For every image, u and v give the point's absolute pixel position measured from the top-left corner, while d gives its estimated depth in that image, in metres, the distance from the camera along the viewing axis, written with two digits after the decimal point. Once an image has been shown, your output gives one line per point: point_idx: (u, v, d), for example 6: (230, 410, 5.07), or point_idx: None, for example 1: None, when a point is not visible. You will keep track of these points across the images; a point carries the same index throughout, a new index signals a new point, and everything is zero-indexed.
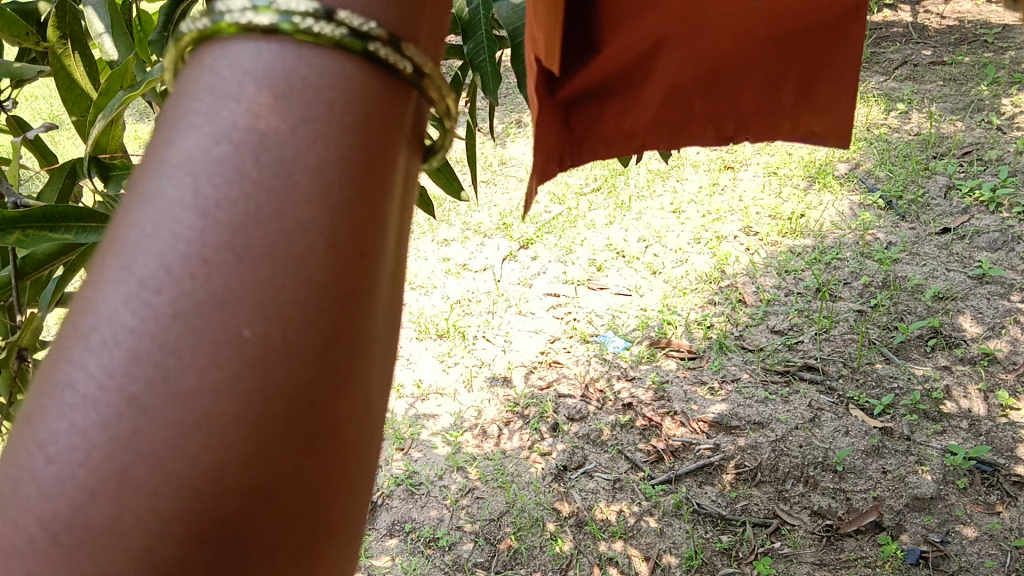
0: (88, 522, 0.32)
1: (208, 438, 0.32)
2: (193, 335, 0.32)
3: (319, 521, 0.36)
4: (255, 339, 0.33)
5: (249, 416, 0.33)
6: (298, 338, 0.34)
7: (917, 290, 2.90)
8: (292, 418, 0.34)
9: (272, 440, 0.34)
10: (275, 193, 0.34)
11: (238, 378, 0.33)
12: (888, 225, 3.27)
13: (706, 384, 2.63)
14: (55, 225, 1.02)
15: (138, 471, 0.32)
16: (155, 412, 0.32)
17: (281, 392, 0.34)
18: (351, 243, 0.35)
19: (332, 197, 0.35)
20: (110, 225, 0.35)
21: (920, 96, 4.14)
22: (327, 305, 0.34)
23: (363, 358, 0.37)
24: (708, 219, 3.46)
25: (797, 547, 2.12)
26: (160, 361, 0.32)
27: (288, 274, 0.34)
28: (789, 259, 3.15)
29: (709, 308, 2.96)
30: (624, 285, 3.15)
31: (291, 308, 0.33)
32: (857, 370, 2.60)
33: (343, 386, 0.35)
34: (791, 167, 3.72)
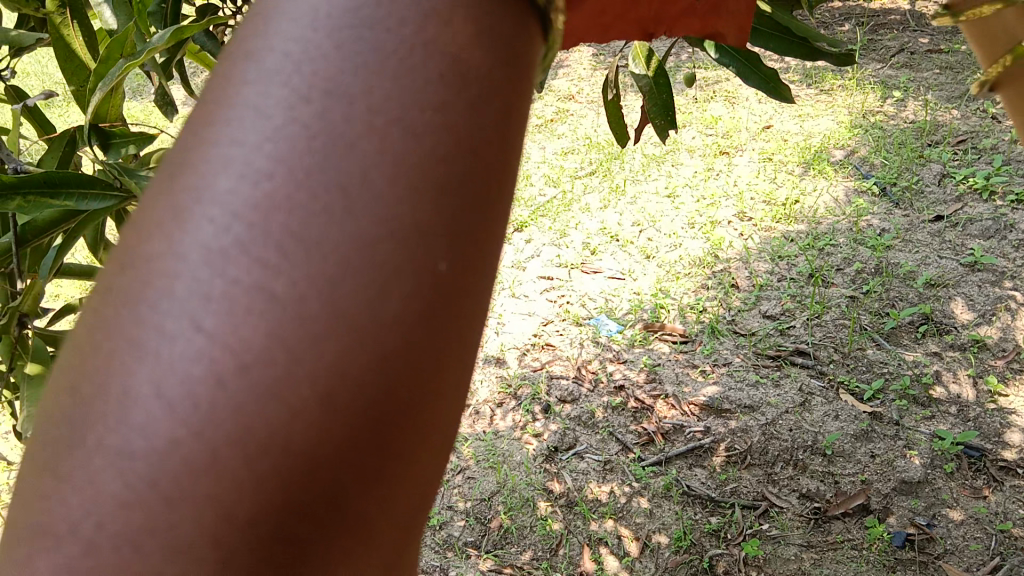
0: (273, 455, 0.30)
1: (398, 372, 0.32)
2: (381, 267, 0.32)
3: (428, 486, 0.36)
4: (390, 316, 0.32)
5: (434, 352, 0.33)
6: (474, 275, 0.34)
7: (909, 276, 2.91)
8: (457, 358, 0.34)
9: (443, 379, 0.34)
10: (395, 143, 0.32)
11: (366, 348, 0.31)
12: (883, 212, 3.28)
13: (698, 367, 2.64)
14: (58, 190, 1.00)
15: (254, 420, 0.30)
16: (351, 341, 0.31)
17: (399, 378, 0.32)
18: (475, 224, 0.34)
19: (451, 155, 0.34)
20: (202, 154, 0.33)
21: (917, 83, 4.14)
22: (451, 287, 0.33)
23: (468, 360, 0.35)
24: (702, 203, 3.46)
25: (785, 529, 2.13)
26: (295, 319, 0.31)
27: (418, 244, 0.32)
28: (784, 245, 3.16)
29: (702, 293, 2.96)
30: (618, 269, 3.15)
31: (474, 245, 0.34)
32: (848, 356, 2.62)
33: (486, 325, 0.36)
34: (787, 152, 3.73)
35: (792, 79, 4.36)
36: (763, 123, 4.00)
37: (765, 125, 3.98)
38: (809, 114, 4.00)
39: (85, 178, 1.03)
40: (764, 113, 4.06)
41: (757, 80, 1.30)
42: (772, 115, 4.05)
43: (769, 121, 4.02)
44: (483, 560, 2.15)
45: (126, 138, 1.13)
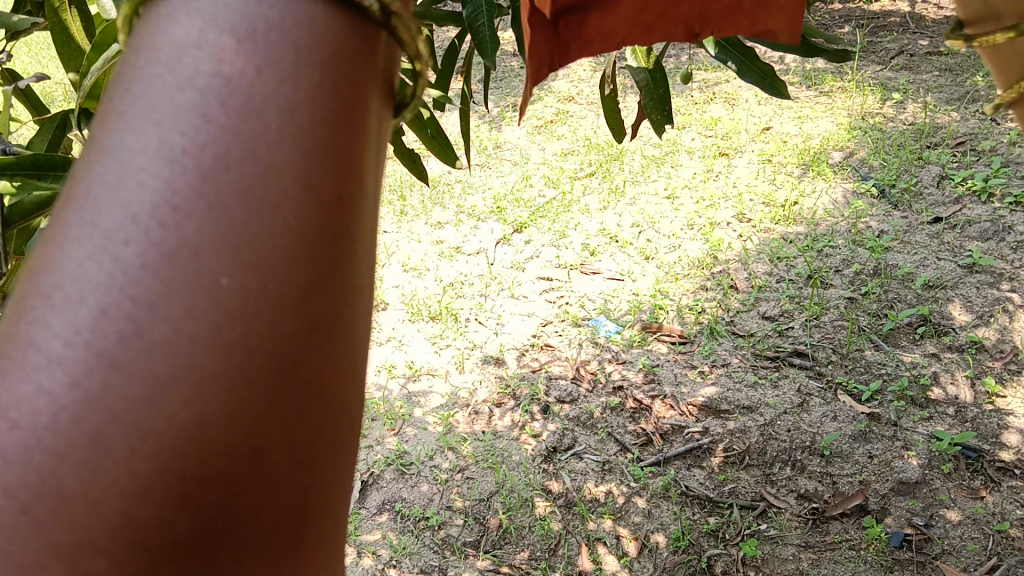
0: (105, 408, 0.28)
1: (246, 318, 0.30)
2: (229, 215, 0.30)
3: (318, 467, 0.32)
4: (233, 259, 0.30)
5: (291, 299, 0.30)
6: (334, 218, 0.32)
7: (907, 278, 2.92)
8: (325, 311, 0.31)
9: (307, 334, 0.31)
10: (252, 119, 0.31)
11: (217, 329, 0.29)
12: (881, 213, 3.29)
13: (696, 368, 2.65)
14: (45, 172, 1.00)
15: (107, 430, 0.28)
16: (188, 285, 0.29)
17: (260, 341, 0.30)
18: (330, 188, 0.32)
19: (305, 138, 0.31)
20: (84, 156, 0.32)
21: (916, 85, 4.14)
22: (309, 250, 0.31)
23: (353, 305, 0.33)
24: (701, 204, 3.47)
25: (783, 529, 2.14)
26: (134, 318, 0.29)
27: (264, 219, 0.30)
28: (782, 246, 3.17)
29: (701, 294, 2.97)
30: (617, 270, 3.15)
31: (333, 188, 0.32)
32: (846, 357, 2.62)
33: (361, 280, 0.34)
34: (786, 154, 3.73)
35: (790, 81, 4.37)
36: (762, 124, 4.00)
37: (764, 126, 3.99)
38: (808, 116, 4.01)
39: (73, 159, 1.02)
40: (764, 115, 4.07)
41: (754, 77, 1.30)
42: (771, 117, 4.06)
43: (768, 123, 4.02)
44: (480, 559, 2.15)
45: None
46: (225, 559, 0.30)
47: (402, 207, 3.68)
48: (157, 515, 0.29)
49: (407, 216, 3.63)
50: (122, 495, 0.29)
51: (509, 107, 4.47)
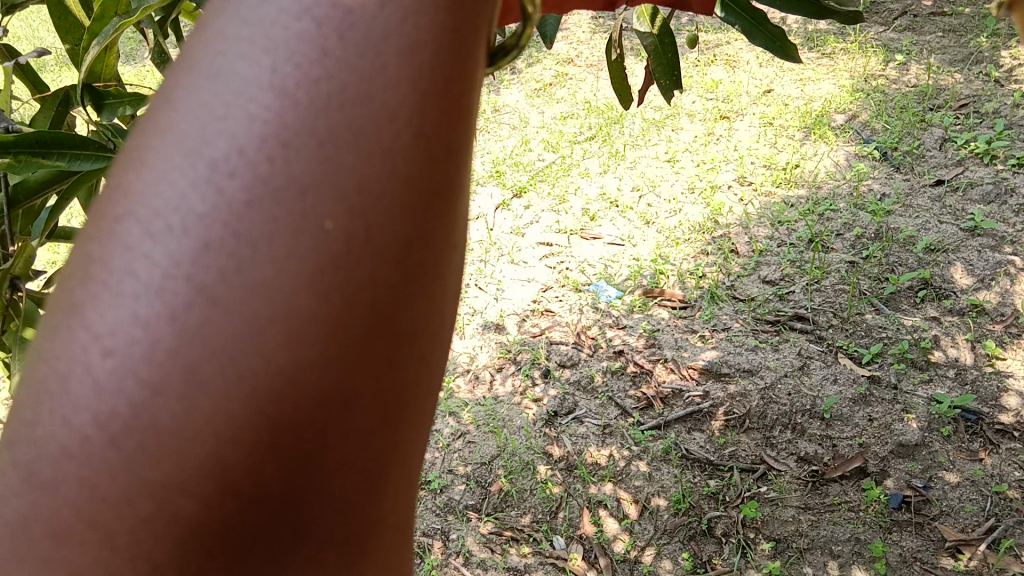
0: (207, 344, 0.30)
1: (345, 270, 0.31)
2: (342, 159, 0.31)
3: (397, 421, 0.34)
4: (340, 207, 0.31)
5: (388, 255, 0.32)
6: (437, 172, 0.33)
7: (909, 242, 2.91)
8: (416, 270, 0.33)
9: (399, 290, 0.32)
10: (371, 62, 0.32)
11: (320, 274, 0.31)
12: (883, 176, 3.27)
13: (697, 332, 2.65)
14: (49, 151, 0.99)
15: (214, 369, 0.30)
16: (297, 228, 0.31)
17: (355, 292, 0.31)
18: (437, 140, 0.33)
19: (419, 85, 0.32)
20: (188, 83, 0.33)
21: (919, 46, 4.09)
22: (410, 206, 0.32)
23: (443, 266, 0.34)
24: (702, 168, 3.45)
25: (783, 491, 2.15)
26: (250, 250, 0.30)
27: (374, 163, 0.32)
28: (783, 209, 3.15)
29: (702, 259, 2.96)
30: (617, 235, 3.13)
31: (438, 139, 0.33)
32: (847, 321, 2.62)
33: (451, 243, 0.35)
34: (787, 117, 3.69)
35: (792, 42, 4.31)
36: (763, 87, 3.96)
37: (765, 89, 3.95)
38: (810, 79, 3.97)
39: (79, 139, 1.01)
40: (765, 77, 4.02)
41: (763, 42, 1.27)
42: (773, 80, 4.01)
43: (769, 85, 3.98)
44: (483, 522, 2.17)
45: (120, 100, 1.11)
46: (302, 506, 0.33)
47: None
48: (247, 453, 0.31)
49: None
50: (214, 430, 0.30)
51: (507, 70, 4.42)
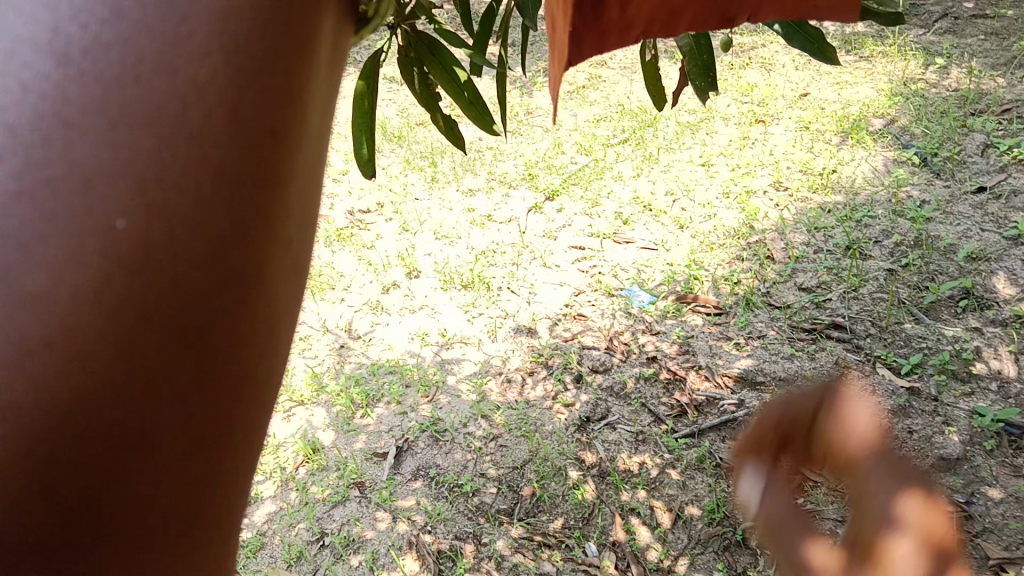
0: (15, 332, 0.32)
1: (150, 265, 0.35)
2: (138, 155, 0.34)
3: (206, 404, 0.38)
4: (140, 207, 0.34)
5: (184, 250, 0.36)
6: (228, 174, 0.37)
7: (949, 250, 2.86)
8: (217, 265, 0.37)
9: (203, 284, 0.37)
10: (221, 20, 0.37)
11: (118, 271, 0.34)
12: (923, 182, 3.21)
13: (731, 339, 2.62)
14: None
15: (39, 279, 0.32)
16: (104, 224, 0.33)
17: (156, 285, 0.35)
18: (237, 151, 0.37)
19: (215, 87, 0.36)
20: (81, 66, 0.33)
21: (960, 50, 4.02)
22: (207, 205, 0.36)
23: (243, 265, 0.39)
24: (738, 172, 3.42)
25: (821, 504, 2.13)
26: (72, 166, 0.33)
27: (175, 164, 0.35)
28: (820, 215, 3.11)
29: (737, 264, 2.93)
30: (651, 239, 3.11)
31: (225, 140, 0.37)
32: (885, 330, 2.58)
33: (250, 241, 0.39)
34: (824, 121, 3.65)
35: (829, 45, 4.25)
36: (799, 90, 3.91)
37: (801, 93, 3.90)
38: (847, 82, 3.91)
39: None
40: (801, 81, 3.98)
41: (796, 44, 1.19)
42: (809, 83, 3.96)
43: (806, 89, 3.93)
44: (514, 526, 2.17)
45: None
46: (126, 487, 0.36)
47: (433, 173, 3.66)
48: (50, 436, 0.33)
49: (437, 183, 3.61)
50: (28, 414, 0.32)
51: (540, 72, 4.41)
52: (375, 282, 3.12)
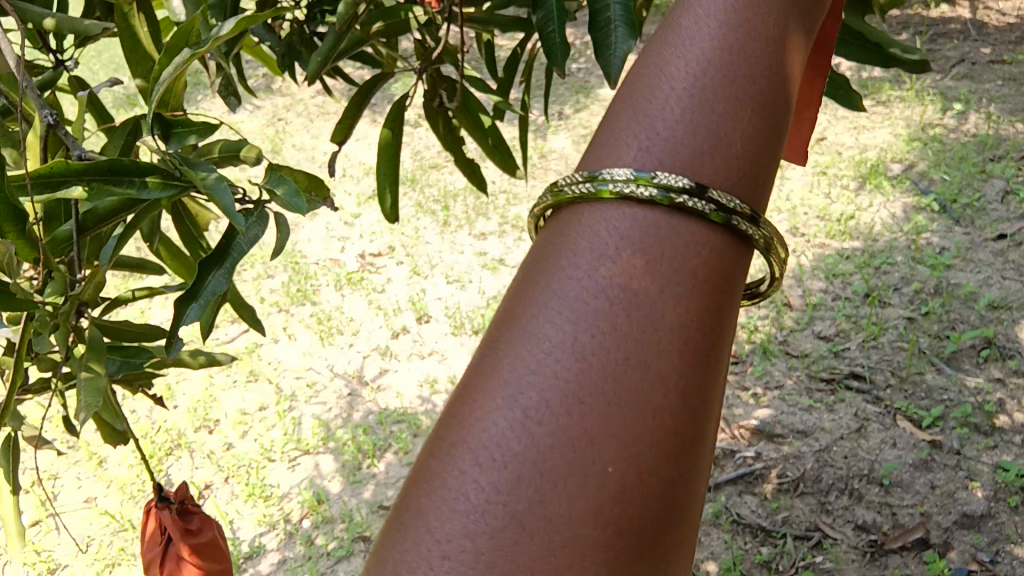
0: (534, 475, 0.44)
1: (631, 446, 0.46)
2: (628, 348, 0.48)
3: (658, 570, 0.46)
4: (639, 394, 0.47)
5: (656, 438, 0.47)
6: (673, 367, 0.48)
7: (970, 298, 2.82)
8: (671, 453, 0.47)
9: (662, 471, 0.47)
10: (703, 148, 0.56)
11: (618, 450, 0.46)
12: (942, 229, 3.19)
13: (749, 389, 2.59)
14: (120, 177, 0.97)
15: (553, 439, 0.45)
16: (601, 400, 0.46)
17: (642, 463, 0.46)
18: (691, 355, 0.49)
19: (675, 299, 0.50)
20: (569, 266, 0.51)
21: (978, 95, 4.01)
22: (672, 410, 0.48)
23: (692, 457, 0.49)
24: None
25: (839, 562, 2.08)
26: (585, 347, 0.48)
27: (654, 365, 0.48)
28: (838, 262, 3.08)
29: (754, 312, 2.90)
30: None
31: (679, 332, 0.49)
32: (905, 381, 2.54)
33: (690, 439, 0.48)
34: (841, 166, 3.63)
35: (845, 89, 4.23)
36: (816, 135, 3.91)
37: (818, 138, 3.89)
38: (865, 127, 3.90)
39: (147, 165, 1.00)
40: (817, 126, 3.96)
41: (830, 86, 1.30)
42: (826, 128, 3.95)
43: (822, 134, 3.92)
44: None
45: (188, 129, 1.10)
46: None
47: (446, 216, 3.64)
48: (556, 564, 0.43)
49: (450, 226, 3.61)
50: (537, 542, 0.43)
51: (555, 114, 4.43)
52: (385, 326, 3.14)
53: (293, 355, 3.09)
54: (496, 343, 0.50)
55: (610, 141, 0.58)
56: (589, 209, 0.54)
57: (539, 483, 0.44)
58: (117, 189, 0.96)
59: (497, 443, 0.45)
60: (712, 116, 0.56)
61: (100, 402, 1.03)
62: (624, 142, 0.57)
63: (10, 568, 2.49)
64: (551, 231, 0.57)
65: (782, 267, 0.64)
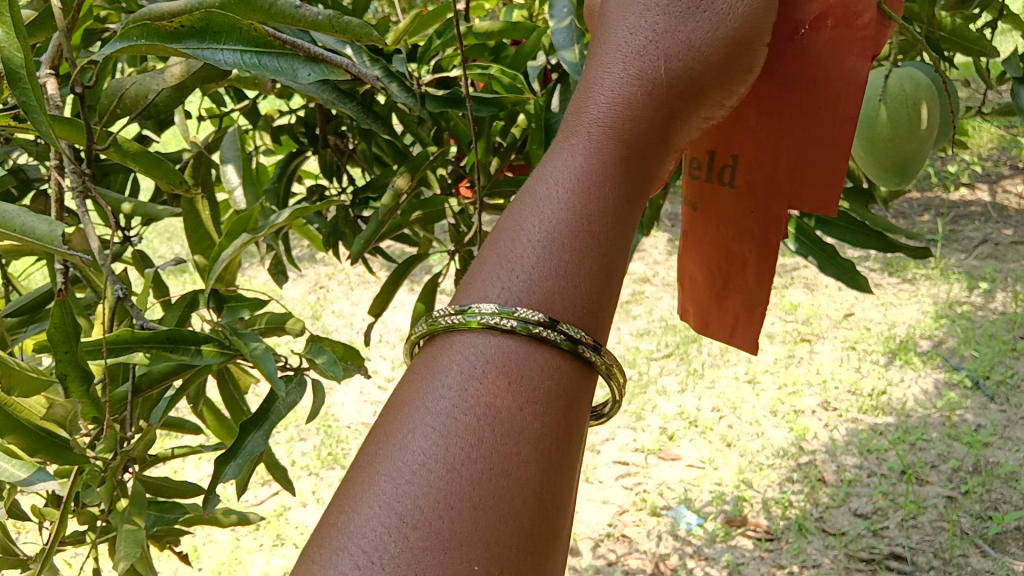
0: (414, 552, 0.60)
1: (488, 519, 0.61)
2: (488, 452, 0.64)
3: None
4: (503, 487, 0.63)
5: (511, 517, 0.62)
6: (524, 462, 0.64)
7: (1010, 477, 2.78)
8: (530, 525, 0.63)
9: (521, 542, 0.62)
10: (555, 284, 0.71)
11: (478, 528, 0.61)
12: (977, 405, 3.18)
13: (784, 568, 2.57)
14: (174, 346, 1.02)
15: (421, 523, 0.61)
16: (462, 492, 0.62)
17: (507, 538, 0.62)
18: (546, 451, 0.65)
19: (528, 408, 0.66)
20: (433, 389, 0.68)
21: (1003, 275, 4.09)
22: (536, 500, 0.64)
23: (548, 524, 0.64)
24: (785, 390, 3.38)
25: None
26: (450, 454, 0.64)
27: (508, 461, 0.64)
28: (872, 437, 3.05)
29: (787, 486, 2.87)
30: (698, 457, 3.05)
31: (531, 429, 0.65)
32: (949, 563, 2.51)
33: (544, 515, 0.64)
34: (870, 341, 3.66)
35: (870, 266, 4.32)
36: (843, 310, 3.95)
37: (845, 312, 3.93)
38: (892, 303, 3.96)
39: (201, 335, 1.04)
40: (845, 301, 4.02)
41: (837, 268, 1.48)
42: (853, 303, 4.00)
43: (850, 308, 3.97)
44: None
45: (240, 303, 1.21)
46: None
47: None
48: None
49: None
50: None
51: None
52: None
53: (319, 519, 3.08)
54: (376, 459, 0.65)
55: (479, 277, 0.74)
56: (460, 341, 0.71)
57: (417, 557, 0.59)
58: (172, 355, 1.02)
59: (379, 531, 0.61)
60: (563, 262, 0.71)
61: (141, 550, 1.06)
62: (489, 281, 0.72)
63: None
64: (429, 355, 0.73)
65: (623, 388, 0.79)
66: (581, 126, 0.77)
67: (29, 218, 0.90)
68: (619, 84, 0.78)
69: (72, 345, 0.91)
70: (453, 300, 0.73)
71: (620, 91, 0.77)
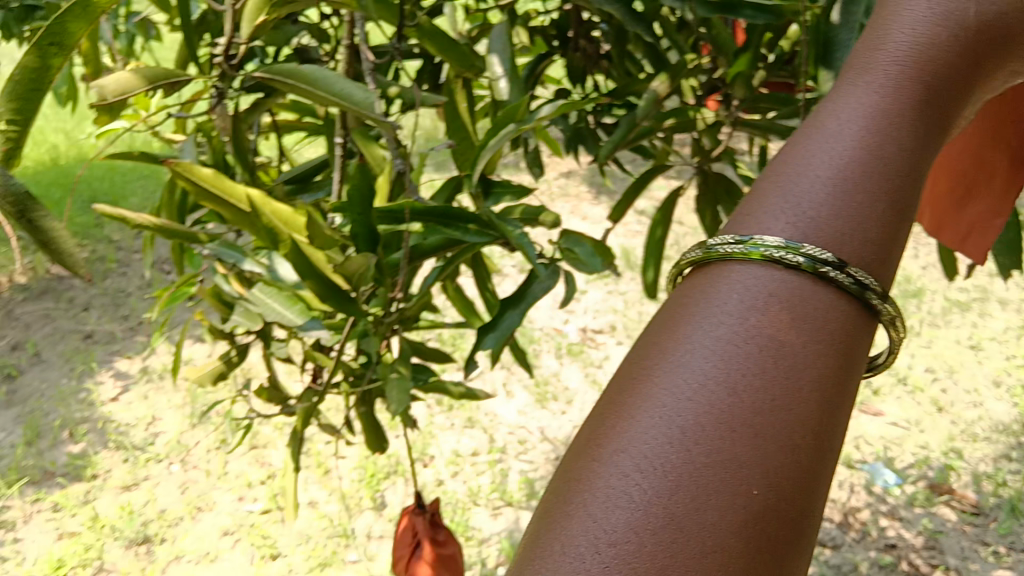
0: (681, 466, 0.49)
1: (766, 449, 0.51)
2: (771, 375, 0.54)
3: (791, 557, 0.50)
4: (788, 416, 0.53)
5: (793, 451, 0.52)
6: (807, 396, 0.54)
7: None
8: (808, 469, 0.52)
9: (797, 483, 0.52)
10: (849, 221, 0.62)
11: (752, 457, 0.51)
12: None
13: (988, 546, 2.41)
14: (446, 222, 1.08)
15: (689, 435, 0.51)
16: (739, 413, 0.52)
17: (784, 475, 0.51)
18: (831, 392, 0.55)
19: (815, 340, 0.57)
20: (703, 305, 0.59)
21: None
22: (819, 438, 0.53)
23: (824, 474, 0.53)
24: (1013, 362, 3.09)
25: None
26: (729, 368, 0.54)
27: (793, 390, 0.54)
28: None
29: (1003, 463, 2.66)
30: (904, 416, 2.88)
31: (814, 361, 0.56)
32: None
33: (823, 463, 0.53)
34: None
35: None
36: None
37: None
38: None
39: (470, 215, 1.09)
40: None
41: None
42: None
43: None
44: None
45: (505, 190, 1.22)
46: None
47: None
48: (713, 538, 0.47)
49: None
50: (688, 517, 0.48)
51: None
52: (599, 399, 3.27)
53: (508, 411, 3.28)
54: (632, 376, 0.56)
55: (752, 208, 0.65)
56: (733, 265, 0.62)
57: (684, 474, 0.49)
58: (446, 231, 1.09)
59: (635, 443, 0.51)
60: (854, 201, 0.63)
61: (408, 399, 1.16)
62: (769, 211, 0.64)
63: (239, 547, 2.87)
64: (689, 285, 0.64)
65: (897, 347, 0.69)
66: (877, 71, 0.69)
67: (347, 85, 0.92)
68: (921, 22, 0.71)
69: (367, 207, 1.01)
70: (726, 227, 0.64)
71: (923, 32, 0.70)
